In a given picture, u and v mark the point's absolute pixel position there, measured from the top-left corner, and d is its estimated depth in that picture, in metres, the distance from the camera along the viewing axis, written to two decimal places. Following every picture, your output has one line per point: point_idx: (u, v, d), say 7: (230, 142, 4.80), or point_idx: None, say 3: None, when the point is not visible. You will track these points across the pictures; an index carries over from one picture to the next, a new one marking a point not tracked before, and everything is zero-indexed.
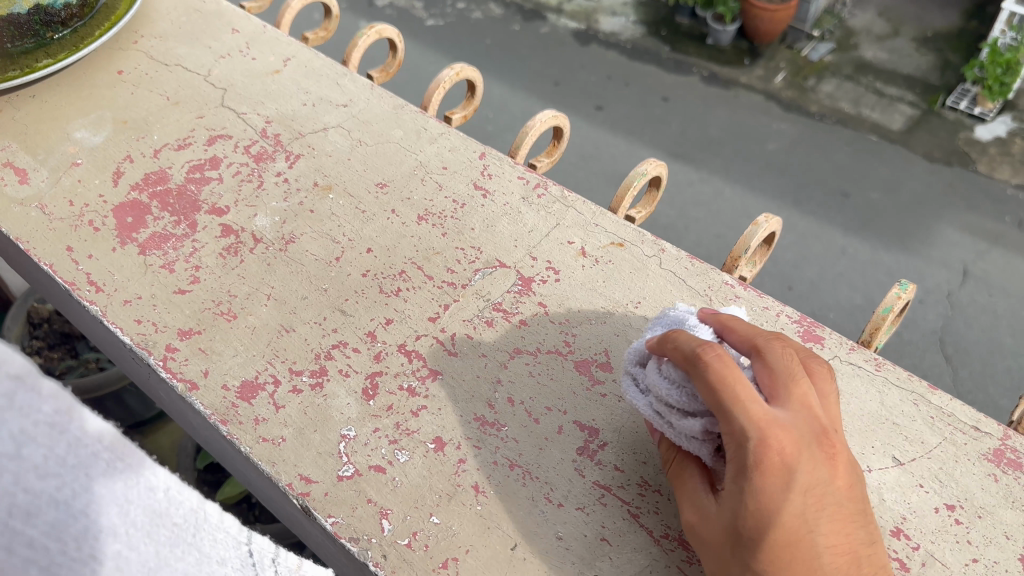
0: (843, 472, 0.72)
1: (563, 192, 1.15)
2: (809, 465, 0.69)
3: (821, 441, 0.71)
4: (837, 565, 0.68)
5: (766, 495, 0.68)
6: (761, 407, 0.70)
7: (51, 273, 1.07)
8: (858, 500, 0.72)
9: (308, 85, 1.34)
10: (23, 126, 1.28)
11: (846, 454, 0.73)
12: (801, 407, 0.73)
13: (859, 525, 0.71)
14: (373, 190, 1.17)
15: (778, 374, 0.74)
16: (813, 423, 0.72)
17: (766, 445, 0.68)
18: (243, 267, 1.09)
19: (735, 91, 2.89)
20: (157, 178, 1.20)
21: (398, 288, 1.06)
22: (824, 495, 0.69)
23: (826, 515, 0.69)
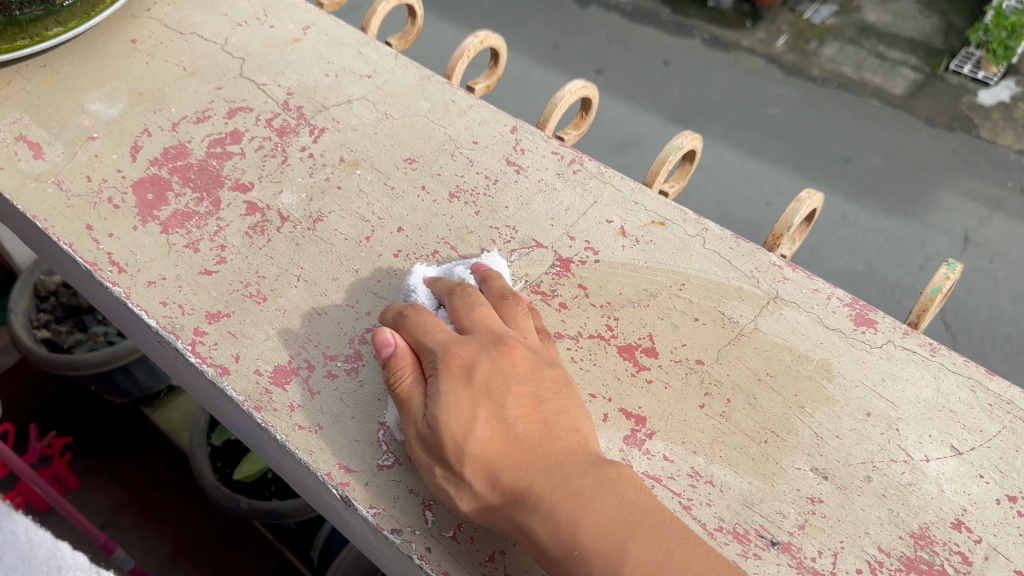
0: (525, 363, 0.79)
1: (599, 168, 1.12)
2: (485, 362, 0.77)
3: (496, 342, 0.79)
4: (525, 435, 0.73)
5: (454, 391, 0.75)
6: (442, 332, 0.80)
7: (72, 253, 1.03)
8: (550, 385, 0.79)
9: (330, 55, 1.29)
10: (36, 97, 1.23)
11: (527, 347, 0.80)
12: (478, 326, 0.82)
13: (548, 401, 0.77)
14: (402, 166, 1.13)
15: (458, 309, 0.84)
16: (489, 333, 0.81)
17: (444, 354, 0.78)
18: (271, 247, 1.05)
19: (736, 55, 2.82)
20: (177, 152, 1.15)
21: (432, 270, 1.02)
22: (504, 381, 0.76)
23: (512, 399, 0.75)
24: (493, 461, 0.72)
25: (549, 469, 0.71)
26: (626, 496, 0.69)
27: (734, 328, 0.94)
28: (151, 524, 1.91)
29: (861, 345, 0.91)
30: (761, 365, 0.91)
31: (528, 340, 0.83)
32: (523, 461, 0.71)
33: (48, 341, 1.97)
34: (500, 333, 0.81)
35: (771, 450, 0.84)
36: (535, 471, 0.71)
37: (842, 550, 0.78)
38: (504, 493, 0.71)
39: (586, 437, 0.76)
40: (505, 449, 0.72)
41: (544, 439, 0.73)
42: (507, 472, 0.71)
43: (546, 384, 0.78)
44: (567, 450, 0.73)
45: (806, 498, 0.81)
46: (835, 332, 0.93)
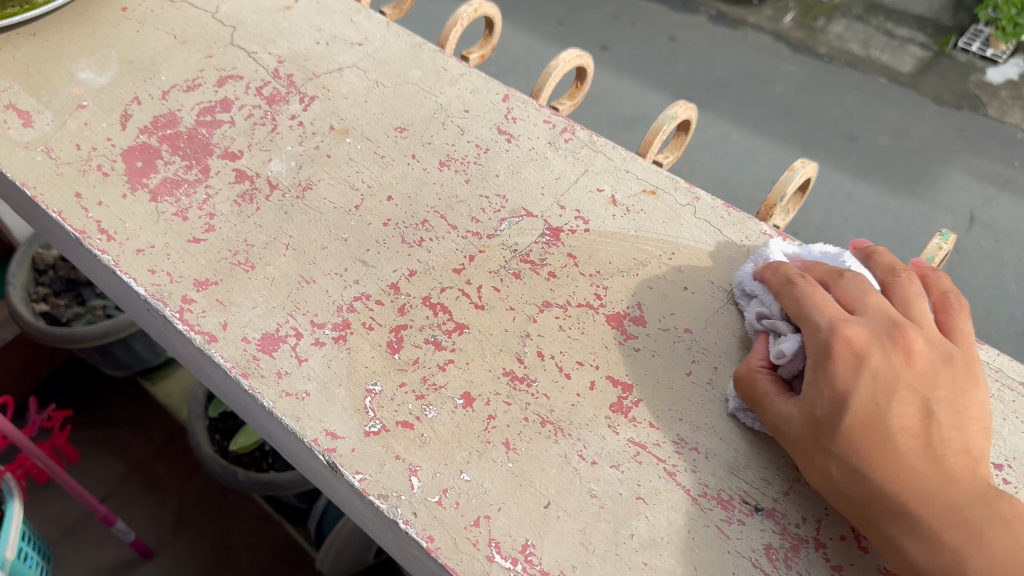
0: (925, 363, 0.76)
1: (591, 137, 1.11)
2: (878, 355, 0.76)
3: (892, 334, 0.77)
4: (909, 445, 0.72)
5: (836, 380, 0.75)
6: (834, 312, 0.80)
7: (60, 221, 1.03)
8: (947, 389, 0.75)
9: (321, 23, 1.28)
10: (26, 65, 1.22)
11: (926, 343, 0.78)
12: (876, 313, 0.80)
13: (942, 410, 0.74)
14: (392, 134, 1.12)
15: (852, 292, 0.83)
16: (881, 322, 0.79)
17: (832, 336, 0.77)
18: (260, 215, 1.05)
19: (741, 32, 2.79)
20: (167, 121, 1.15)
21: (421, 239, 1.02)
22: (894, 380, 0.74)
23: (897, 399, 0.74)
24: (866, 465, 0.71)
25: (923, 487, 0.70)
26: (974, 520, 0.68)
27: (724, 298, 0.94)
28: (152, 494, 1.93)
29: None
30: (749, 334, 0.91)
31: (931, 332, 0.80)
32: (905, 475, 0.70)
33: (46, 314, 1.98)
34: (898, 323, 0.79)
35: (758, 418, 0.84)
36: (912, 488, 0.70)
37: (825, 517, 0.78)
38: (875, 504, 0.70)
39: (975, 455, 0.72)
40: (884, 452, 0.71)
41: (926, 450, 0.71)
42: (884, 478, 0.70)
43: (944, 389, 0.75)
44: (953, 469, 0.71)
45: (791, 465, 0.81)
46: None
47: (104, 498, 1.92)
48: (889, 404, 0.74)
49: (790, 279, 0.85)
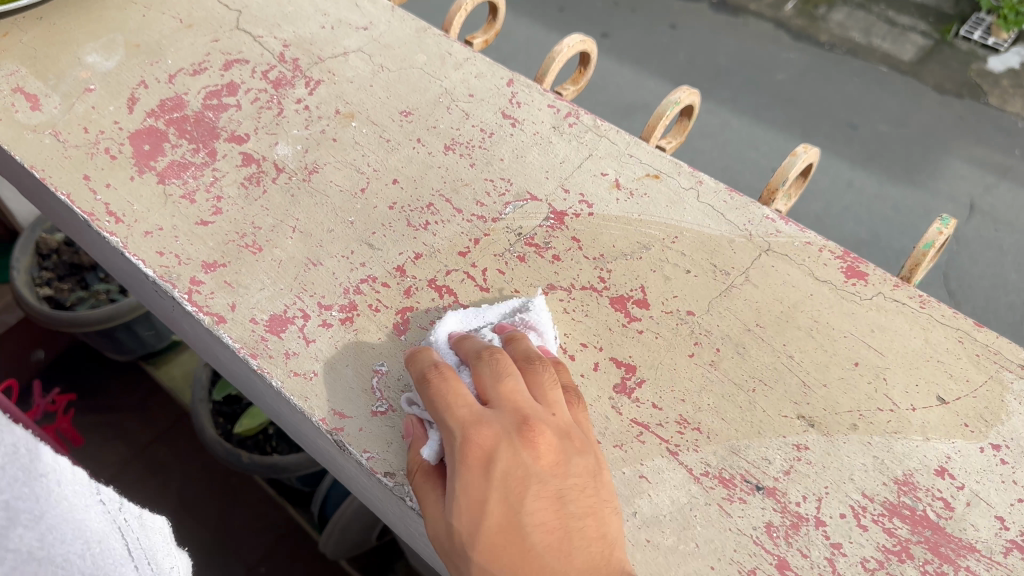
0: (551, 455, 0.71)
1: (595, 121, 1.11)
2: (507, 454, 0.70)
3: (522, 426, 0.71)
4: (546, 546, 0.67)
5: (470, 489, 0.68)
6: (463, 408, 0.72)
7: (69, 203, 1.04)
8: (578, 480, 0.71)
9: (326, 8, 1.28)
10: (33, 49, 1.24)
11: (556, 432, 0.73)
12: (506, 401, 0.73)
13: (571, 501, 0.70)
14: (398, 118, 1.13)
15: (485, 376, 0.75)
16: (514, 412, 0.72)
17: (465, 441, 0.69)
18: (267, 198, 1.06)
19: (744, 19, 2.79)
20: (173, 104, 1.15)
21: (427, 222, 1.03)
22: (526, 480, 0.69)
23: (533, 499, 0.69)
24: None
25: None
26: None
27: (726, 280, 0.94)
28: (155, 478, 1.94)
29: (852, 297, 0.92)
30: (751, 316, 0.91)
31: (560, 414, 0.75)
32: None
33: (50, 298, 1.99)
34: (529, 414, 0.72)
35: (759, 398, 0.85)
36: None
37: (826, 495, 0.79)
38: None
39: (610, 542, 0.69)
40: (525, 565, 0.66)
41: (567, 557, 0.67)
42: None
43: (576, 479, 0.72)
44: (585, 562, 0.67)
45: (792, 444, 0.82)
46: (825, 285, 0.93)
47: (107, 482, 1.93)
48: (525, 501, 0.69)
49: (430, 367, 0.76)
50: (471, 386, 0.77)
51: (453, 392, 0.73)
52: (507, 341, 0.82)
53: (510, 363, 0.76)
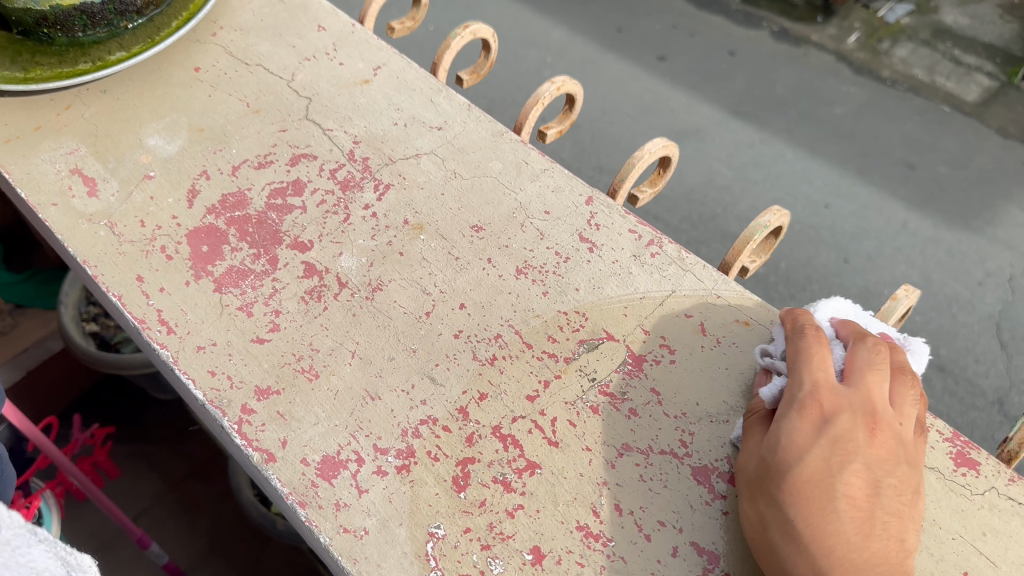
0: (888, 450, 0.76)
1: (680, 253, 1.02)
2: (848, 422, 0.76)
3: (871, 411, 0.78)
4: (852, 518, 0.72)
5: (797, 435, 0.76)
6: (823, 373, 0.80)
7: (121, 307, 0.99)
8: (895, 478, 0.75)
9: (401, 101, 1.21)
10: (93, 125, 1.19)
11: (896, 436, 0.77)
12: (863, 383, 0.79)
13: (887, 494, 0.74)
14: (468, 234, 1.06)
15: (862, 358, 0.82)
16: (867, 400, 0.78)
17: (811, 394, 0.78)
18: (328, 316, 1.00)
19: (805, 50, 2.56)
20: (235, 201, 1.10)
21: (494, 356, 0.95)
22: (854, 451, 0.75)
23: (855, 470, 0.74)
24: (802, 518, 0.72)
25: (854, 561, 0.70)
26: None
27: None
28: (186, 515, 2.00)
29: (961, 491, 0.83)
30: None
31: (904, 425, 0.79)
32: (834, 542, 0.71)
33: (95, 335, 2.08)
34: (879, 406, 0.78)
35: None
36: (840, 557, 0.70)
37: None
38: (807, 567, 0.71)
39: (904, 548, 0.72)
40: None
41: None
42: (801, 544, 0.71)
43: (897, 477, 0.75)
44: (879, 548, 0.71)
45: None
46: (932, 472, 0.84)
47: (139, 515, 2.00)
48: None
49: (812, 336, 0.83)
50: (839, 365, 0.83)
51: (821, 359, 0.81)
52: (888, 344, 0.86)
53: (884, 359, 0.82)
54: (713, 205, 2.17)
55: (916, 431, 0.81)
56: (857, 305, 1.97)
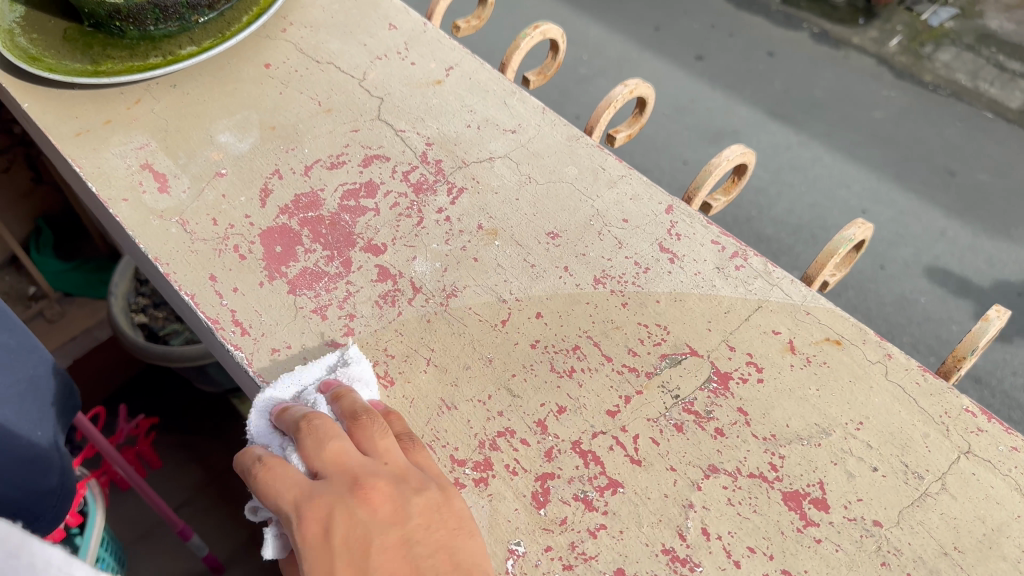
0: (385, 500, 0.71)
1: (765, 266, 0.99)
2: (342, 516, 0.69)
3: (351, 486, 0.71)
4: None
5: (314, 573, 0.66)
6: (286, 490, 0.71)
7: (194, 306, 0.99)
8: (421, 514, 0.71)
9: (473, 103, 1.19)
10: (164, 120, 1.18)
11: (386, 481, 0.72)
12: (330, 468, 0.73)
13: (418, 542, 0.69)
14: (544, 241, 1.04)
15: (307, 447, 0.74)
16: (343, 474, 0.72)
17: (299, 517, 0.69)
18: (402, 321, 0.98)
19: (845, 52, 2.50)
20: (308, 202, 1.09)
21: (572, 368, 0.92)
22: (367, 534, 0.68)
23: (378, 555, 0.67)
24: None
25: None
26: None
27: (919, 486, 0.82)
28: (226, 505, 2.07)
29: None
30: (949, 536, 0.79)
31: (391, 459, 0.75)
32: None
33: (144, 326, 2.10)
34: (357, 470, 0.73)
35: None
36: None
37: None
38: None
39: (463, 570, 0.69)
40: None
41: None
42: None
43: (417, 520, 0.71)
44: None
45: None
46: None
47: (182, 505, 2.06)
48: None
49: (254, 461, 0.73)
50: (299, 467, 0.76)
51: (279, 473, 0.72)
52: (333, 399, 0.81)
53: (334, 427, 0.76)
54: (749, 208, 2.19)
55: (403, 451, 0.78)
56: (891, 312, 1.97)
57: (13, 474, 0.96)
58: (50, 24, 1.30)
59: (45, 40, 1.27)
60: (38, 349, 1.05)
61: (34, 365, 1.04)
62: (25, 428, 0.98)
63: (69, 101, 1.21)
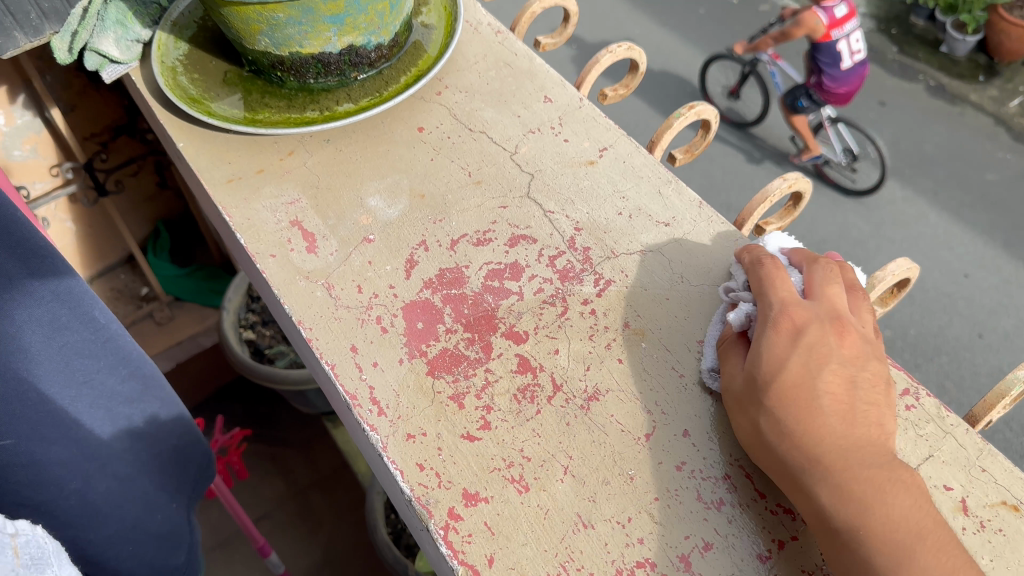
0: (856, 348, 0.86)
1: (939, 410, 0.92)
2: (817, 330, 0.86)
3: (835, 317, 0.88)
4: (834, 409, 0.81)
5: (774, 346, 0.85)
6: (786, 293, 0.90)
7: (334, 378, 0.98)
8: (873, 375, 0.85)
9: (625, 188, 1.16)
10: (315, 176, 1.18)
11: (861, 337, 0.87)
12: (825, 297, 0.90)
13: (868, 392, 0.83)
14: (695, 349, 0.99)
15: (814, 276, 0.93)
16: (829, 308, 0.89)
17: (782, 312, 0.88)
18: (540, 421, 0.94)
19: (961, 108, 3.01)
20: (452, 278, 1.07)
21: (721, 500, 0.87)
22: (827, 355, 0.84)
23: (829, 373, 0.83)
24: (787, 418, 0.81)
25: (840, 445, 0.79)
26: None
27: None
28: (305, 524, 2.09)
29: None
30: None
31: (866, 328, 0.90)
32: (823, 431, 0.80)
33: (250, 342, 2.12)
34: (844, 313, 0.88)
35: None
36: (830, 441, 0.79)
37: None
38: (791, 449, 0.80)
39: (888, 433, 0.81)
40: None
41: None
42: (787, 428, 0.81)
43: (871, 376, 0.85)
44: (863, 433, 0.80)
45: None
46: None
47: (263, 517, 2.10)
48: None
49: (764, 260, 0.95)
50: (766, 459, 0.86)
51: (779, 281, 0.91)
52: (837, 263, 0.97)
53: (838, 275, 0.93)
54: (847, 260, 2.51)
55: (876, 333, 0.91)
56: (984, 383, 2.22)
57: (146, 549, 1.06)
58: (211, 65, 1.31)
59: (205, 81, 1.28)
60: (183, 419, 1.18)
61: (177, 436, 1.16)
62: (159, 505, 1.10)
63: (222, 145, 1.22)
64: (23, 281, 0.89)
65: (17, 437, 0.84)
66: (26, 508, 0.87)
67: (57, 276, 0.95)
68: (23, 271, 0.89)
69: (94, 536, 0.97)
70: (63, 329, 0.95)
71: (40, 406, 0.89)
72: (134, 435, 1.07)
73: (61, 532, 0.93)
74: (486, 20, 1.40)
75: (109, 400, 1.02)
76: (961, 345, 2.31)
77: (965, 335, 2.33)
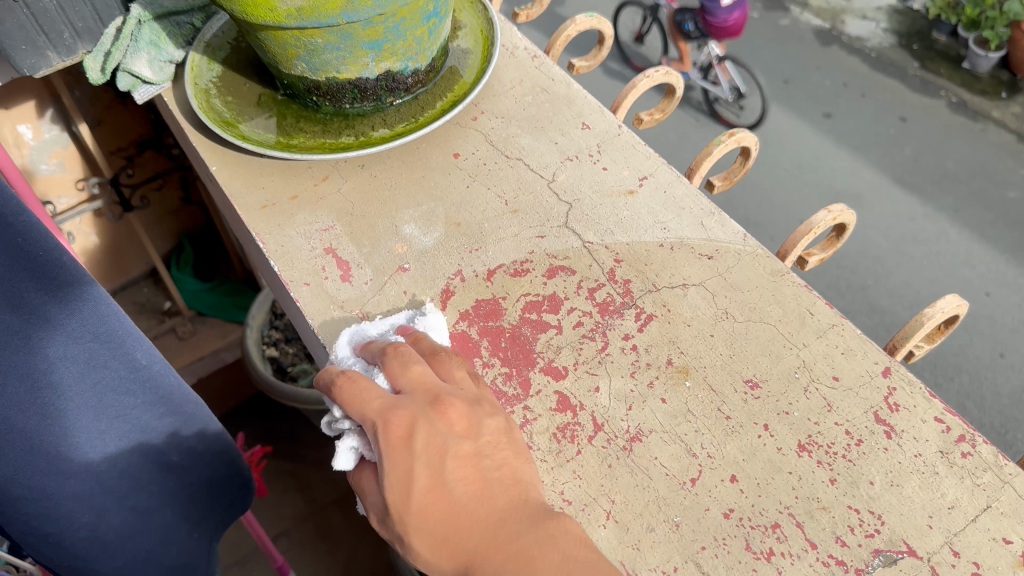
0: (462, 419, 0.76)
1: (996, 458, 0.89)
2: (422, 427, 0.73)
3: (432, 401, 0.76)
4: (470, 493, 0.73)
5: (394, 466, 0.71)
6: (380, 397, 0.76)
7: None
8: (492, 441, 0.77)
9: (666, 220, 1.13)
10: (350, 203, 1.16)
11: (464, 403, 0.78)
12: (414, 385, 0.78)
13: (489, 456, 0.76)
14: (742, 389, 0.96)
15: (391, 368, 0.80)
16: (424, 393, 0.78)
17: (381, 426, 0.73)
18: (580, 463, 0.91)
19: (984, 125, 2.97)
20: (488, 310, 1.04)
21: (771, 550, 0.84)
22: (443, 443, 0.73)
23: (452, 462, 0.73)
24: (437, 531, 0.71)
25: (491, 525, 0.71)
26: None
27: None
28: (323, 542, 2.06)
29: None
30: None
31: (459, 387, 0.81)
32: (465, 521, 0.71)
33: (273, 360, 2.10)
34: (439, 390, 0.78)
35: None
36: (479, 526, 0.71)
37: None
38: (452, 559, 0.70)
39: (524, 485, 0.75)
40: None
41: None
42: (444, 542, 0.71)
43: (487, 438, 0.77)
44: (505, 502, 0.73)
45: None
46: None
47: (281, 535, 2.08)
48: None
49: (338, 375, 0.78)
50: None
51: (361, 390, 0.75)
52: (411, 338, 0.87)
53: (414, 353, 0.81)
54: (867, 276, 2.47)
55: (472, 385, 0.83)
56: (1007, 405, 2.17)
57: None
58: (245, 87, 1.30)
59: (239, 104, 1.27)
60: (232, 452, 1.13)
61: None
62: (178, 538, 1.08)
63: (255, 169, 1.20)
64: (56, 318, 0.86)
65: (23, 474, 0.84)
66: (31, 537, 0.89)
67: (86, 301, 0.89)
68: (44, 299, 0.85)
69: (100, 565, 0.98)
70: (99, 367, 0.92)
71: (55, 444, 0.88)
72: (166, 468, 1.04)
73: (66, 561, 0.95)
74: (523, 44, 1.38)
75: (138, 435, 1.00)
76: (983, 364, 2.26)
77: (986, 354, 2.28)
